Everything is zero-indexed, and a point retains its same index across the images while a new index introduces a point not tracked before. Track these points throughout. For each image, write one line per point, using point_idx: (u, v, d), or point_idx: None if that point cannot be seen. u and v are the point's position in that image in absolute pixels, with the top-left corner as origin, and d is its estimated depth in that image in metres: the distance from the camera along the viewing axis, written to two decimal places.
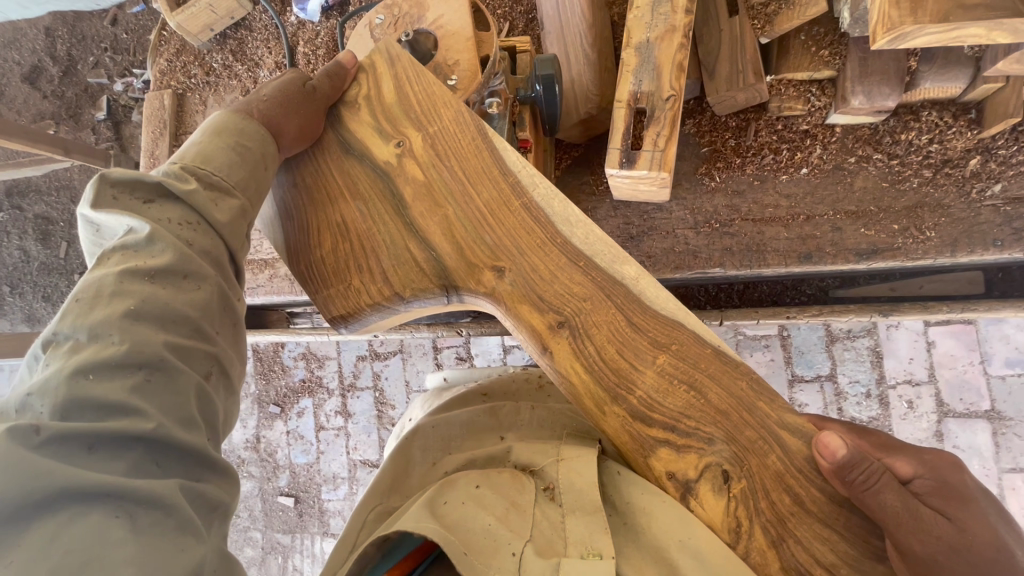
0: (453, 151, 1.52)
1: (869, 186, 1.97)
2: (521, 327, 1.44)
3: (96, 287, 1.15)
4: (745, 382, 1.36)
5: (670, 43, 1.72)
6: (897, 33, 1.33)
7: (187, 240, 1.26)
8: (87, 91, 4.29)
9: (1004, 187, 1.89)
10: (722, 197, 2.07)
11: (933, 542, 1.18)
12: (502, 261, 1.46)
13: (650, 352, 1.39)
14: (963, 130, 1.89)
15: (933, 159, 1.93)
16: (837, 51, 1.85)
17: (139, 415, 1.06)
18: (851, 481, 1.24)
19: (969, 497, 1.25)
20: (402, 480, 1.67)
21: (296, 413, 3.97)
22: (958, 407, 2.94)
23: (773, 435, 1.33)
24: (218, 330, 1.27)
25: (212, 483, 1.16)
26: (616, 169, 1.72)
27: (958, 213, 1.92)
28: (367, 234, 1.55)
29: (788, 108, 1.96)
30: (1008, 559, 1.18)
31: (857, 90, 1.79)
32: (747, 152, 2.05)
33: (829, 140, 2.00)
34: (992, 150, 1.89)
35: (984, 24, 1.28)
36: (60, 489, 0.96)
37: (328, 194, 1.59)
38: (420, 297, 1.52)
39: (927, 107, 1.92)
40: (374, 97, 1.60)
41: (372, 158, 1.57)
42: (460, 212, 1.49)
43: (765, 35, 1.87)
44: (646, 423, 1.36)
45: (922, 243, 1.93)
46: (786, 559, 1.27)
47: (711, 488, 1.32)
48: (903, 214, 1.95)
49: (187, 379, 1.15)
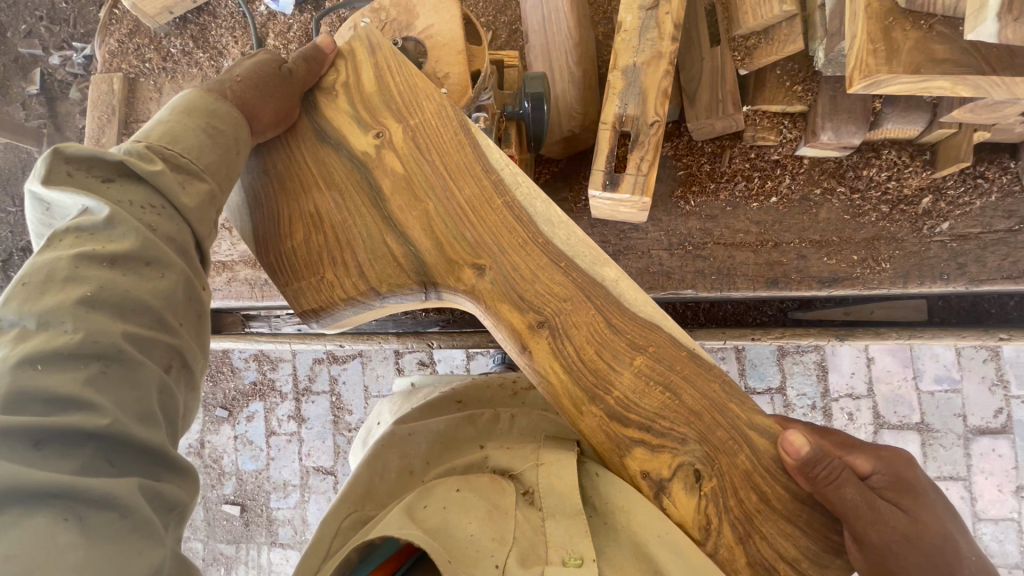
0: (435, 146, 1.47)
1: (832, 218, 2.07)
2: (500, 325, 1.42)
3: (48, 270, 1.06)
4: (717, 384, 1.39)
5: (655, 69, 1.74)
6: (872, 80, 1.47)
7: (150, 225, 1.17)
8: (16, 62, 3.89)
9: (951, 226, 2.03)
10: (696, 220, 2.12)
11: (889, 533, 1.26)
12: (482, 259, 1.43)
13: (628, 353, 1.40)
14: (918, 169, 2.03)
15: (890, 196, 2.06)
16: (809, 87, 1.94)
17: (93, 409, 0.98)
18: (814, 477, 1.29)
19: (921, 490, 1.34)
20: (376, 486, 1.61)
21: (244, 417, 3.78)
22: (892, 419, 3.14)
23: (744, 436, 1.37)
24: (180, 320, 1.17)
25: (172, 483, 1.08)
26: (599, 190, 1.73)
27: (910, 246, 2.05)
28: (341, 224, 1.49)
29: (762, 137, 2.03)
30: (951, 546, 1.29)
31: (827, 126, 1.88)
32: (721, 177, 2.11)
33: (798, 171, 2.09)
34: (942, 190, 2.04)
35: (951, 78, 1.44)
36: (6, 489, 0.89)
37: (300, 181, 1.52)
38: (397, 293, 1.48)
39: (888, 146, 2.05)
40: (353, 85, 1.53)
41: (348, 147, 1.51)
42: (440, 207, 1.45)
43: (745, 67, 1.94)
44: (622, 423, 1.38)
45: (878, 273, 2.05)
46: (751, 554, 1.31)
47: (683, 486, 1.35)
48: (862, 246, 2.06)
49: (147, 373, 1.07)
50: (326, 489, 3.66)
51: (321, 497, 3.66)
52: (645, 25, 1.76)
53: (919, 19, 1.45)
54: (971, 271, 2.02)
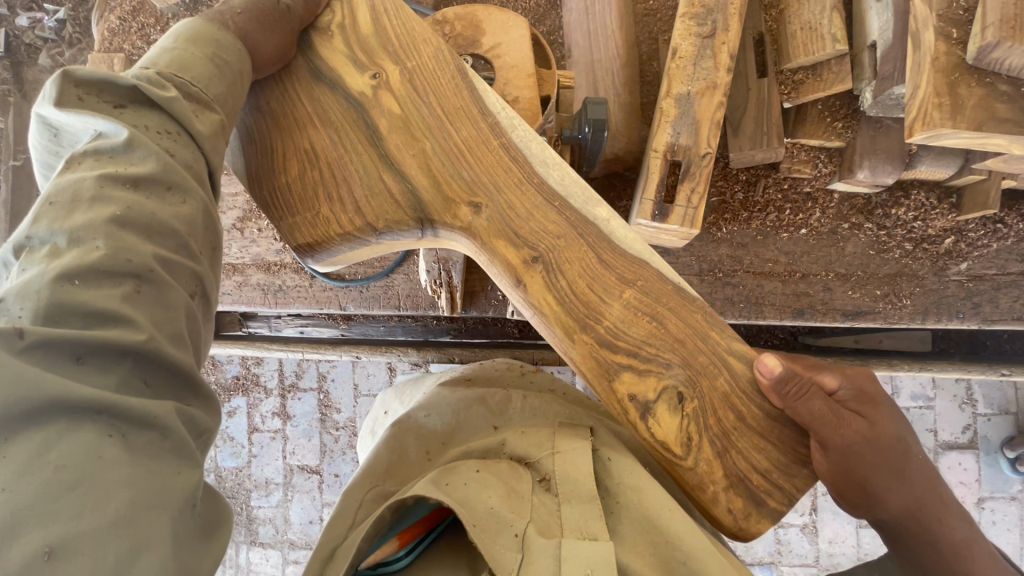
0: (433, 87, 1.30)
1: (858, 251, 2.21)
2: (494, 263, 1.29)
3: (73, 189, 0.98)
4: (700, 314, 1.30)
5: (710, 99, 1.90)
6: (936, 132, 1.69)
7: (170, 151, 1.07)
8: None
9: (968, 266, 2.17)
10: (727, 247, 2.23)
11: (850, 434, 1.27)
12: (479, 198, 1.29)
13: (618, 286, 1.28)
14: (944, 212, 2.15)
15: (914, 235, 2.19)
16: (849, 125, 2.07)
17: (130, 325, 0.92)
18: (785, 394, 1.26)
19: (881, 400, 1.35)
20: (399, 467, 1.74)
21: (226, 412, 3.73)
22: None
23: (722, 359, 1.29)
24: (202, 248, 1.10)
25: (201, 410, 1.04)
26: (649, 219, 1.88)
27: (930, 284, 2.19)
28: (336, 160, 1.30)
29: (798, 169, 2.15)
30: (903, 447, 1.32)
31: (865, 165, 2.02)
32: (754, 206, 2.22)
33: (828, 205, 2.21)
34: (964, 232, 2.16)
35: (1008, 135, 1.68)
36: (46, 403, 0.83)
37: (295, 119, 1.32)
38: (395, 230, 1.31)
39: (916, 186, 2.16)
40: (349, 25, 1.34)
41: (343, 87, 1.31)
42: (437, 147, 1.29)
43: (790, 100, 2.07)
44: (609, 351, 1.27)
45: (899, 309, 2.20)
46: (729, 469, 1.26)
47: (668, 408, 1.26)
48: (884, 281, 2.20)
49: (178, 295, 1.01)
50: (311, 487, 3.71)
51: (306, 496, 3.72)
52: (701, 54, 1.90)
53: (985, 76, 1.67)
54: (985, 311, 2.17)
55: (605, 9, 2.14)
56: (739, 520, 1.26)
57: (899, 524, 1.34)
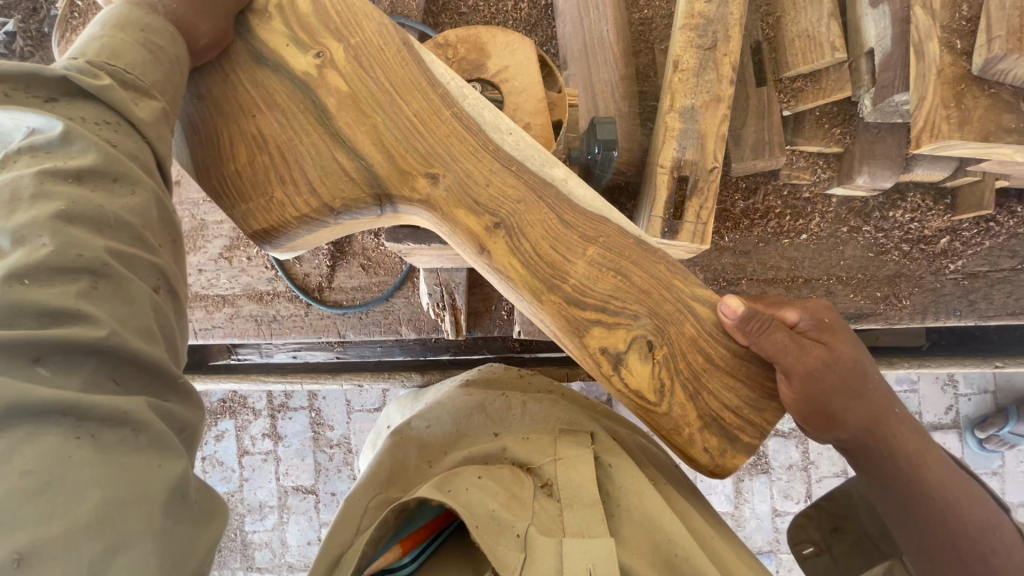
0: (378, 62, 1.31)
1: (856, 255, 2.24)
2: (456, 232, 1.30)
3: (13, 188, 0.95)
4: (663, 265, 1.31)
5: (714, 112, 1.96)
6: (944, 143, 1.79)
7: (111, 141, 1.04)
8: None
9: (963, 264, 2.20)
10: (730, 255, 2.26)
11: (811, 359, 1.27)
12: (435, 167, 1.30)
13: (581, 244, 1.29)
14: (940, 213, 2.19)
15: (911, 236, 2.22)
16: (846, 131, 2.13)
17: (90, 322, 0.91)
18: (748, 331, 1.26)
19: (837, 327, 1.37)
20: (402, 474, 1.76)
21: (213, 437, 3.73)
22: None
23: (687, 305, 1.29)
24: (159, 240, 1.08)
25: (176, 402, 1.04)
26: (660, 237, 1.95)
27: (927, 284, 2.21)
28: (287, 145, 1.30)
29: (797, 176, 2.19)
30: (863, 370, 1.33)
31: (864, 170, 2.07)
32: (754, 213, 2.26)
33: (826, 210, 2.25)
34: (958, 231, 2.20)
35: (1014, 145, 1.79)
36: (10, 404, 0.82)
37: (239, 103, 1.30)
38: (353, 209, 1.32)
39: (912, 188, 2.20)
40: (288, 6, 1.32)
41: (287, 70, 1.30)
42: (390, 122, 1.30)
43: (791, 108, 2.11)
44: (578, 307, 1.27)
45: (899, 309, 2.22)
46: (702, 409, 1.26)
47: (638, 356, 1.26)
48: (884, 283, 2.23)
49: (139, 288, 0.99)
50: (307, 508, 3.73)
51: (302, 516, 3.74)
52: (704, 66, 1.97)
53: (989, 87, 1.78)
54: (980, 308, 2.20)
55: (601, 20, 2.24)
56: (715, 458, 1.26)
57: (861, 445, 1.35)
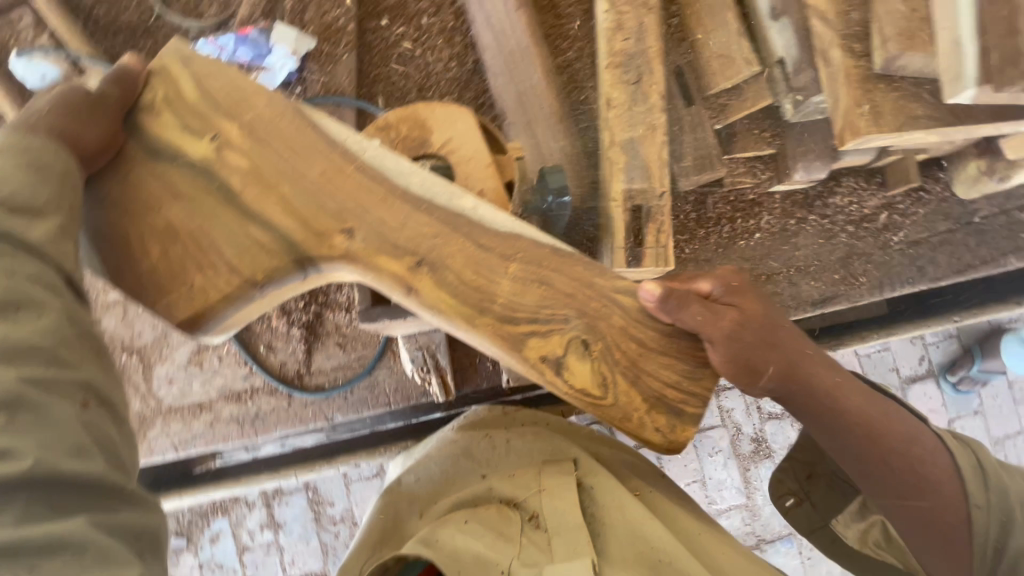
0: (275, 134, 1.25)
1: (809, 243, 2.33)
2: (382, 278, 1.26)
3: None
4: (580, 264, 1.31)
5: (652, 141, 2.07)
6: (862, 140, 1.91)
7: (7, 269, 0.96)
8: None
9: (905, 235, 2.31)
10: (693, 266, 2.33)
11: (726, 319, 1.31)
12: (349, 221, 1.25)
13: (502, 263, 1.28)
14: (873, 191, 2.33)
15: (854, 217, 2.33)
16: (774, 133, 2.28)
17: (13, 456, 0.89)
18: (666, 308, 1.28)
19: (746, 287, 1.41)
20: (392, 532, 1.70)
21: (207, 540, 3.40)
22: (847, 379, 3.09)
23: (612, 299, 1.30)
24: (75, 354, 1.00)
25: (133, 511, 1.02)
26: (625, 267, 2.01)
27: (879, 259, 2.31)
28: (198, 231, 1.22)
29: (739, 180, 2.32)
30: (772, 320, 1.39)
31: (799, 166, 2.19)
32: (709, 222, 2.34)
33: (773, 206, 2.36)
34: (894, 206, 2.33)
35: (927, 130, 1.92)
36: None
37: (141, 200, 1.22)
38: (276, 280, 1.24)
39: (845, 174, 2.34)
40: (175, 99, 1.24)
41: (188, 160, 1.23)
42: (296, 189, 1.24)
43: (720, 121, 2.26)
44: (512, 323, 1.27)
45: (858, 288, 2.30)
46: (647, 394, 1.28)
47: (577, 357, 1.28)
48: (839, 266, 2.31)
49: (63, 409, 0.95)
50: None
51: None
52: (635, 99, 2.08)
53: (892, 81, 1.93)
54: (930, 272, 2.30)
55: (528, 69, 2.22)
56: (668, 436, 1.28)
57: (787, 393, 1.39)
